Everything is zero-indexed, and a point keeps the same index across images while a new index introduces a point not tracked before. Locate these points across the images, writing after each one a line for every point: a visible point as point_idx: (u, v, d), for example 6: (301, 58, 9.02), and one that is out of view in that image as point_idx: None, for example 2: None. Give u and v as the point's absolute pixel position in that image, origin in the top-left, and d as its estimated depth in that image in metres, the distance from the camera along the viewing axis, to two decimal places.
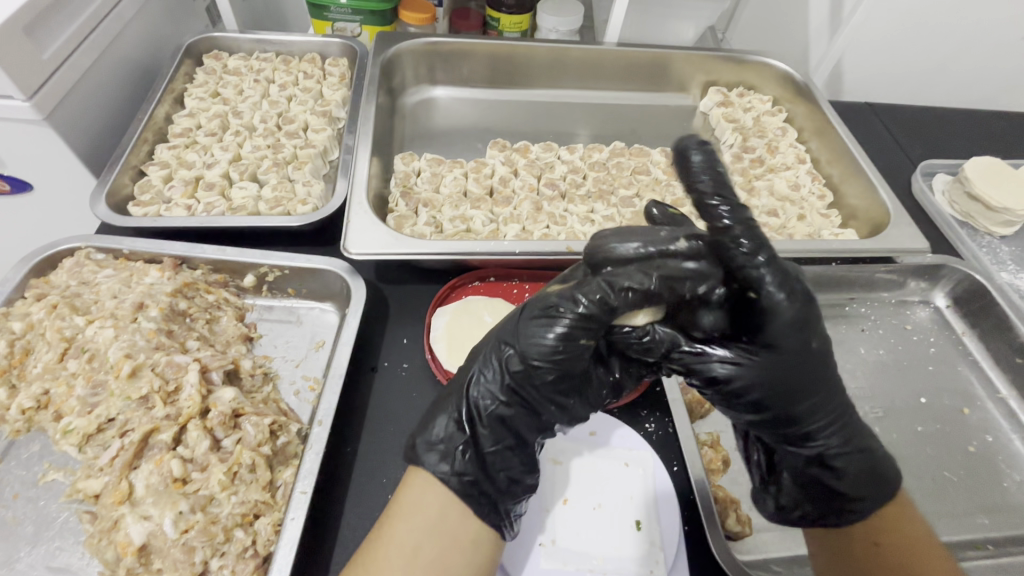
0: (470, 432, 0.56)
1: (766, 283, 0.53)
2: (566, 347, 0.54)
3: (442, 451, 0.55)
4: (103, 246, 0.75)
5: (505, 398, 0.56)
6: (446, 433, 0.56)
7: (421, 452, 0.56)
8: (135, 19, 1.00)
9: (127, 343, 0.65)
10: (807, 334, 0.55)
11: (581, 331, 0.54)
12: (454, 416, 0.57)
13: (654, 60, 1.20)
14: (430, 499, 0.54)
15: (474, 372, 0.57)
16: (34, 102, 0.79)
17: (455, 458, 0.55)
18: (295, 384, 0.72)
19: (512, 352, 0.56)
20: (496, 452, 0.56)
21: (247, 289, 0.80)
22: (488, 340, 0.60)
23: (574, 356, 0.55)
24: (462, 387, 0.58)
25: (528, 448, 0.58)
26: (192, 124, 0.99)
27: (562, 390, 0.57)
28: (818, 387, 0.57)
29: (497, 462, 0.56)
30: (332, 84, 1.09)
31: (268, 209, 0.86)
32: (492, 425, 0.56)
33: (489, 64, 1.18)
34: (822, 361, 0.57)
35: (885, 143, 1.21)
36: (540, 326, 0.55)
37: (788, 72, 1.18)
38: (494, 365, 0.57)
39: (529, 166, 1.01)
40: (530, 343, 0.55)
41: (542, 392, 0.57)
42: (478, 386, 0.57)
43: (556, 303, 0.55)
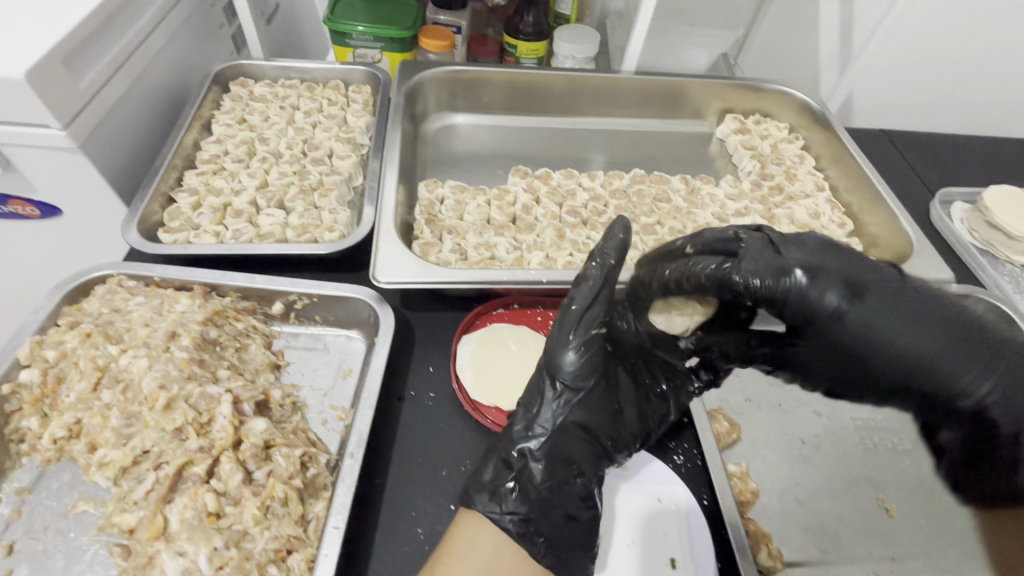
0: (521, 467, 0.60)
1: (753, 283, 0.63)
2: (584, 369, 0.64)
3: (492, 493, 0.59)
4: (135, 273, 0.76)
5: (550, 431, 0.62)
6: (494, 474, 0.60)
7: (473, 495, 0.59)
8: (165, 49, 1.03)
9: (161, 373, 0.64)
10: (860, 292, 0.60)
11: (592, 351, 0.64)
12: (503, 456, 0.62)
13: (671, 87, 1.22)
14: (483, 542, 0.57)
15: (522, 413, 0.64)
16: (70, 130, 0.81)
17: (505, 498, 0.58)
18: (323, 413, 0.72)
19: (550, 389, 0.64)
20: (549, 485, 0.59)
21: (274, 316, 0.80)
22: (528, 388, 0.67)
23: (590, 371, 0.64)
24: (509, 431, 0.64)
25: (583, 480, 0.61)
26: (220, 151, 1.00)
27: (601, 413, 0.65)
28: (908, 324, 0.58)
29: (552, 497, 0.59)
30: (356, 111, 1.10)
31: (295, 236, 0.87)
32: (545, 460, 0.60)
33: (509, 91, 1.20)
34: (901, 306, 0.59)
35: (900, 170, 1.22)
36: (557, 354, 0.64)
37: (805, 101, 1.19)
38: (541, 398, 0.64)
39: (551, 193, 1.01)
40: (557, 373, 0.64)
41: (581, 415, 0.64)
42: (523, 426, 0.63)
43: (566, 329, 0.64)
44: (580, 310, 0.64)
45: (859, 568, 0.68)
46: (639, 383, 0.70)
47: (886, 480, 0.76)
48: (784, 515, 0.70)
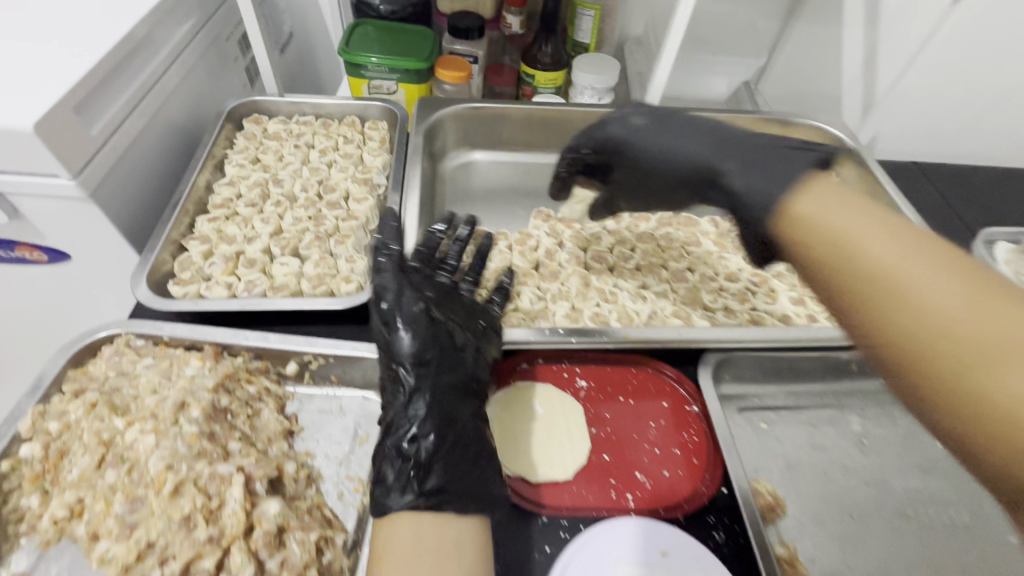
0: (413, 459, 0.63)
1: (440, 274, 0.83)
2: (417, 329, 0.71)
3: (400, 487, 0.62)
4: (143, 332, 0.72)
5: (430, 412, 0.67)
6: (395, 477, 0.63)
7: (384, 502, 0.61)
8: (178, 88, 1.00)
9: (168, 451, 0.60)
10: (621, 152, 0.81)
11: (417, 321, 0.72)
12: (395, 448, 0.65)
13: (696, 122, 1.18)
14: (413, 542, 0.58)
15: (405, 412, 0.68)
16: (80, 180, 0.78)
17: (409, 490, 0.61)
18: (339, 485, 0.69)
19: (404, 378, 0.69)
20: (443, 457, 0.64)
21: (288, 376, 0.76)
22: (385, 398, 0.71)
23: (425, 339, 0.71)
24: (391, 431, 0.67)
25: (472, 437, 0.67)
26: (232, 194, 0.97)
27: (446, 364, 0.70)
28: (689, 160, 0.74)
29: (452, 456, 0.64)
30: (373, 149, 1.07)
31: (311, 288, 0.83)
32: (433, 439, 0.65)
33: (529, 127, 1.16)
34: (661, 150, 0.76)
35: (936, 207, 1.17)
36: (394, 340, 0.71)
37: (838, 136, 1.14)
38: (399, 386, 0.70)
39: (575, 237, 0.97)
40: (393, 355, 0.71)
41: (448, 392, 0.69)
42: (407, 426, 0.66)
43: (392, 319, 0.72)
44: (389, 297, 0.74)
45: None
46: (465, 329, 0.75)
47: (944, 560, 0.70)
48: None
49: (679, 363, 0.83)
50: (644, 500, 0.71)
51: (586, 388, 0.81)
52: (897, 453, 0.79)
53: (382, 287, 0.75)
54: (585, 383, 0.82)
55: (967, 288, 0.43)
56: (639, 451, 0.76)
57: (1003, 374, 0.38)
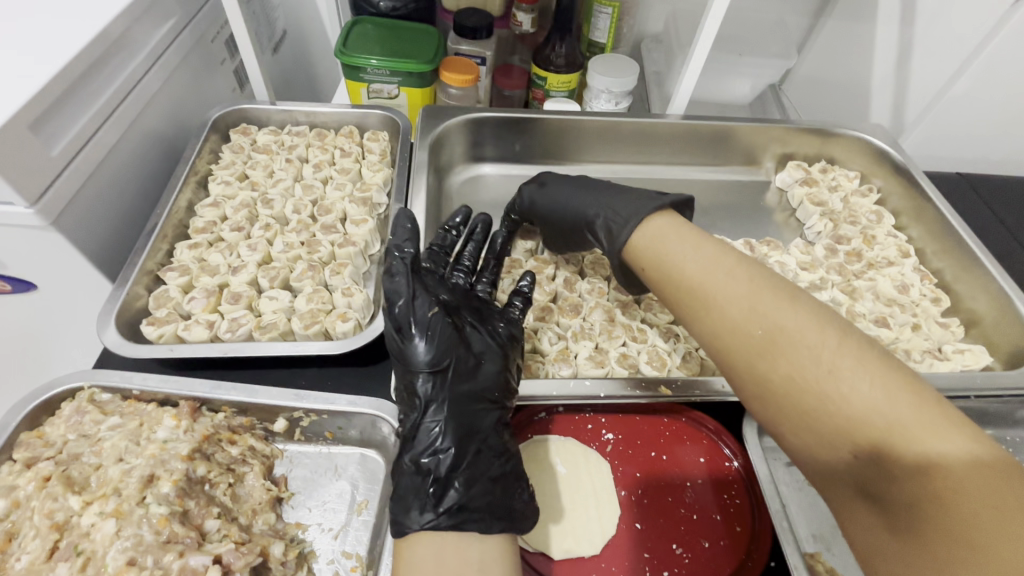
0: (434, 471, 0.57)
1: (456, 275, 0.73)
2: (434, 334, 0.62)
3: (421, 504, 0.56)
4: (109, 385, 0.63)
5: (450, 421, 0.60)
6: (413, 488, 0.57)
7: (400, 518, 0.55)
8: (157, 95, 0.90)
9: (131, 542, 0.51)
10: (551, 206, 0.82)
11: (435, 321, 0.63)
12: (413, 463, 0.59)
13: (724, 132, 1.08)
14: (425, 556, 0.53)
15: (421, 423, 0.60)
16: (39, 207, 0.69)
17: (431, 506, 0.56)
18: (334, 564, 0.60)
19: (418, 383, 0.61)
20: (468, 468, 0.58)
21: (277, 432, 0.67)
22: (395, 402, 0.64)
23: (443, 342, 0.62)
24: (408, 442, 0.60)
25: (492, 447, 0.60)
26: (217, 216, 0.87)
27: (465, 372, 0.62)
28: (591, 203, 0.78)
29: (475, 469, 0.59)
30: (372, 163, 0.97)
31: (303, 327, 0.74)
32: (453, 447, 0.59)
33: (543, 138, 1.07)
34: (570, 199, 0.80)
35: (989, 225, 1.07)
36: (407, 349, 0.62)
37: (882, 147, 1.04)
38: (415, 395, 0.61)
39: (597, 264, 0.88)
40: (407, 364, 0.62)
41: (471, 397, 0.61)
42: (424, 435, 0.60)
43: (404, 326, 0.62)
44: (402, 301, 0.63)
45: None
46: (485, 329, 0.66)
47: None
48: None
49: (718, 413, 0.74)
50: None
51: (613, 442, 0.72)
52: None
53: (391, 290, 0.63)
54: (612, 436, 0.72)
55: (811, 319, 0.52)
56: (674, 518, 0.66)
57: (918, 452, 0.43)
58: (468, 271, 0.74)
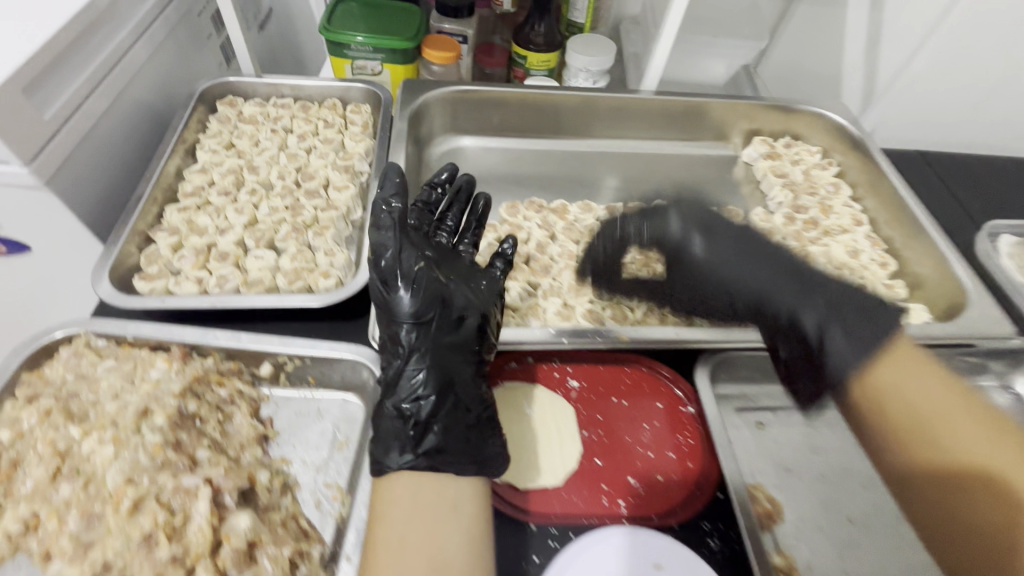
0: (414, 415, 0.63)
1: (441, 236, 0.78)
2: (418, 287, 0.67)
3: (399, 446, 0.63)
4: (105, 332, 0.68)
5: (429, 372, 0.64)
6: (396, 431, 0.63)
7: (382, 458, 0.63)
8: (145, 67, 0.93)
9: (128, 464, 0.55)
10: (692, 228, 0.79)
11: (418, 276, 0.67)
12: (397, 408, 0.64)
13: (694, 109, 1.13)
14: (401, 495, 0.60)
15: (404, 372, 0.65)
16: (34, 168, 0.73)
17: (408, 448, 0.62)
18: (316, 494, 0.65)
19: (401, 333, 0.66)
20: (445, 413, 0.64)
21: (263, 378, 0.72)
22: (382, 351, 0.69)
23: (424, 297, 0.67)
24: (392, 389, 0.65)
25: (467, 395, 0.65)
26: (205, 181, 0.91)
27: (446, 324, 0.67)
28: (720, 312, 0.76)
29: (451, 416, 0.64)
30: (355, 134, 1.01)
31: (287, 283, 0.78)
32: (433, 395, 0.64)
33: (520, 112, 1.11)
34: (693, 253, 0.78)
35: (940, 198, 1.13)
36: (393, 300, 0.67)
37: (841, 123, 1.10)
38: (398, 346, 0.66)
39: (567, 229, 0.92)
40: (393, 316, 0.67)
41: (451, 351, 0.66)
42: (405, 384, 0.65)
43: (389, 278, 0.67)
44: (390, 254, 0.67)
45: None
46: (466, 288, 0.71)
47: None
48: None
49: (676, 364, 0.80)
50: (637, 506, 0.68)
51: (578, 389, 0.77)
52: None
53: (378, 243, 0.67)
54: (577, 384, 0.78)
55: (940, 386, 0.56)
56: (632, 455, 0.72)
57: (1010, 501, 0.51)
58: (451, 230, 0.79)
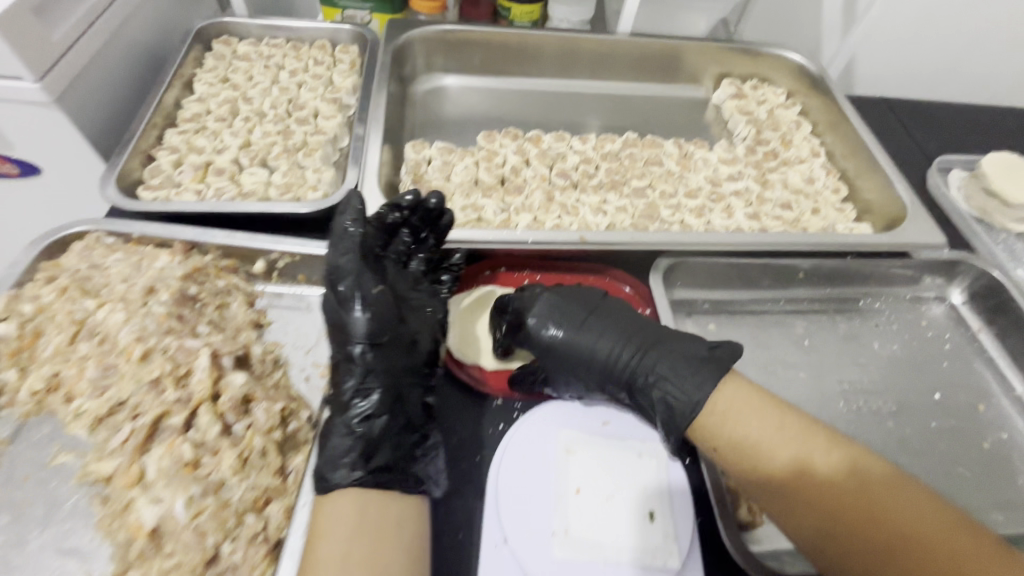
0: (362, 429, 0.62)
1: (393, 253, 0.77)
2: (374, 309, 0.65)
3: (347, 463, 0.60)
4: (114, 230, 0.75)
5: (380, 392, 0.64)
6: (343, 448, 0.61)
7: (327, 473, 0.59)
8: (144, 3, 0.99)
9: (138, 327, 0.64)
10: (583, 321, 0.70)
11: (377, 294, 0.67)
12: (343, 428, 0.62)
13: (668, 52, 1.19)
14: (346, 508, 0.57)
15: (351, 389, 0.64)
16: (44, 84, 0.79)
17: (353, 462, 0.60)
18: (306, 370, 0.72)
19: (356, 349, 0.65)
20: (395, 429, 0.63)
21: (257, 275, 0.79)
22: (334, 366, 0.67)
23: (382, 321, 0.66)
24: (340, 405, 0.64)
25: (417, 415, 0.65)
26: (202, 109, 0.98)
27: (401, 345, 0.67)
28: (596, 321, 0.70)
29: (399, 433, 0.63)
30: (342, 71, 1.07)
31: (278, 195, 0.85)
32: (384, 413, 0.63)
33: (501, 53, 1.17)
34: (587, 339, 0.69)
35: (898, 137, 1.20)
36: (349, 320, 0.65)
37: (803, 64, 1.17)
38: (352, 366, 0.65)
39: (541, 155, 0.99)
40: (349, 330, 0.65)
41: (405, 370, 0.66)
42: (352, 402, 0.63)
43: (349, 296, 0.65)
44: (348, 279, 0.66)
45: None
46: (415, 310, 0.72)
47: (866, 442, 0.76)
48: None
49: (635, 270, 0.86)
50: None
51: None
52: (835, 352, 0.85)
53: (338, 265, 0.67)
54: None
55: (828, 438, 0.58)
56: None
57: (909, 514, 0.53)
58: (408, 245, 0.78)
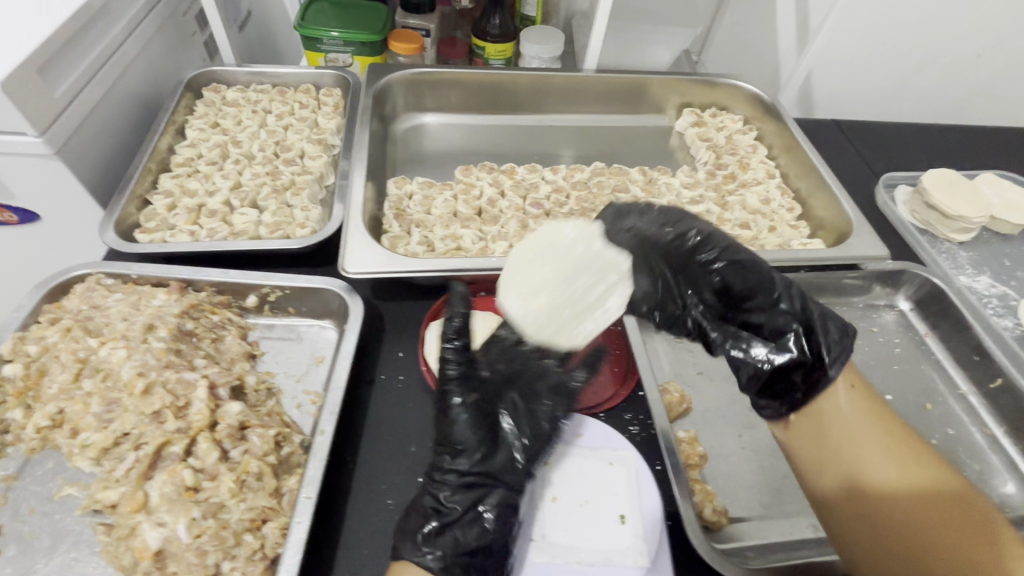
0: (440, 520, 0.60)
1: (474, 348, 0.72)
2: (463, 409, 0.64)
3: (425, 544, 0.58)
4: (112, 272, 0.79)
5: (468, 484, 0.62)
6: (420, 531, 0.59)
7: (405, 551, 0.58)
8: (137, 57, 1.06)
9: (139, 362, 0.68)
10: (681, 231, 0.77)
11: (473, 392, 0.66)
12: (424, 513, 0.61)
13: (633, 85, 1.28)
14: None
15: (436, 481, 0.62)
16: (46, 137, 0.84)
17: (430, 544, 0.58)
18: (297, 398, 0.76)
19: (444, 445, 0.64)
20: (477, 526, 0.60)
21: (249, 309, 0.84)
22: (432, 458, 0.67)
23: (478, 417, 0.65)
24: (428, 491, 0.63)
25: (505, 513, 0.61)
26: (194, 154, 1.04)
27: (495, 440, 0.64)
28: (692, 230, 0.76)
29: (480, 532, 0.60)
30: (327, 114, 1.14)
31: (268, 233, 0.91)
32: (467, 505, 0.61)
33: (476, 92, 1.25)
34: (683, 247, 0.76)
35: (848, 157, 1.29)
36: (447, 414, 0.65)
37: (755, 93, 1.26)
38: (444, 457, 0.64)
39: (515, 187, 1.06)
40: (444, 425, 0.65)
41: (497, 469, 0.63)
42: (438, 495, 0.62)
43: (448, 395, 0.65)
44: (455, 378, 0.66)
45: (799, 523, 0.73)
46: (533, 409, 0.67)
47: None
48: (727, 474, 0.76)
49: None
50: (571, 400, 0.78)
51: None
52: None
53: (446, 363, 0.67)
54: None
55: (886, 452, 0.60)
56: None
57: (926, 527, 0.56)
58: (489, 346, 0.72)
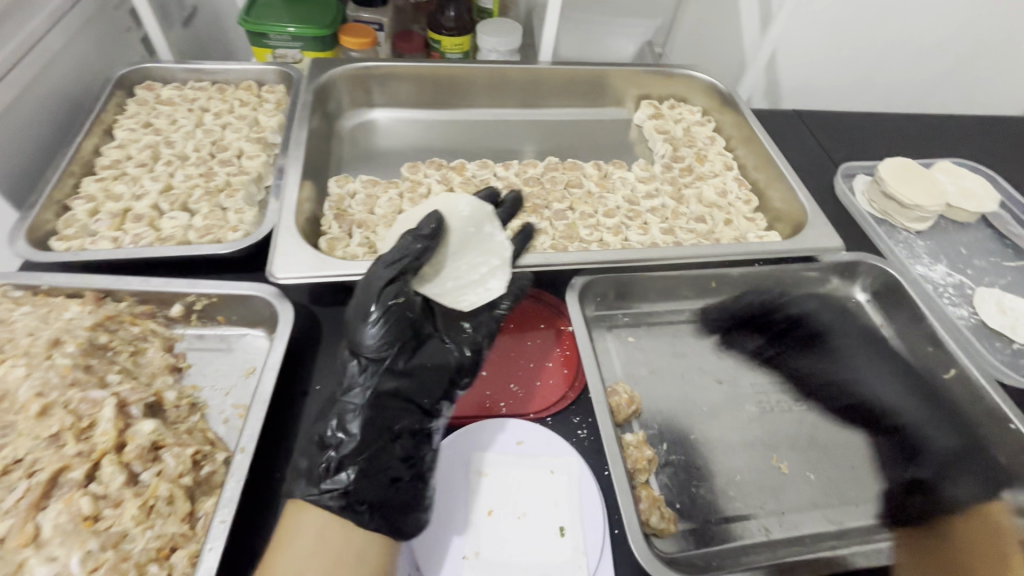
0: (340, 450, 0.60)
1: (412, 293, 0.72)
2: (386, 330, 0.64)
3: (319, 478, 0.58)
4: (20, 283, 0.74)
5: (369, 412, 0.62)
6: (316, 462, 0.60)
7: (299, 484, 0.59)
8: (61, 52, 1.00)
9: (39, 381, 0.64)
10: None
11: (397, 317, 0.65)
12: (321, 439, 0.61)
13: (591, 76, 1.24)
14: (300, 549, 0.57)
15: (342, 408, 0.62)
16: None
17: (331, 479, 0.58)
18: (224, 412, 0.72)
19: (357, 363, 0.65)
20: (375, 457, 0.60)
21: (176, 319, 0.79)
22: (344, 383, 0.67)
23: (393, 343, 0.65)
24: (332, 417, 0.62)
25: (406, 443, 0.62)
26: (122, 156, 0.98)
27: (410, 365, 0.66)
28: None
29: (379, 461, 0.60)
30: (268, 111, 1.09)
31: (198, 238, 0.86)
32: (367, 433, 0.61)
33: (427, 86, 1.21)
34: None
35: (808, 147, 1.28)
36: (360, 333, 0.64)
37: (712, 83, 1.24)
38: (352, 376, 0.64)
39: (464, 184, 1.02)
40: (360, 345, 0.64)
41: (405, 396, 0.65)
42: (343, 423, 0.61)
43: (364, 310, 0.65)
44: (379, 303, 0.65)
45: (748, 525, 0.71)
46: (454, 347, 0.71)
47: (776, 439, 0.79)
48: (677, 477, 0.74)
49: (555, 291, 0.89)
50: (515, 406, 0.75)
51: None
52: (748, 356, 0.89)
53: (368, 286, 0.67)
54: None
55: None
56: (516, 364, 0.80)
57: None
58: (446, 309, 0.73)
